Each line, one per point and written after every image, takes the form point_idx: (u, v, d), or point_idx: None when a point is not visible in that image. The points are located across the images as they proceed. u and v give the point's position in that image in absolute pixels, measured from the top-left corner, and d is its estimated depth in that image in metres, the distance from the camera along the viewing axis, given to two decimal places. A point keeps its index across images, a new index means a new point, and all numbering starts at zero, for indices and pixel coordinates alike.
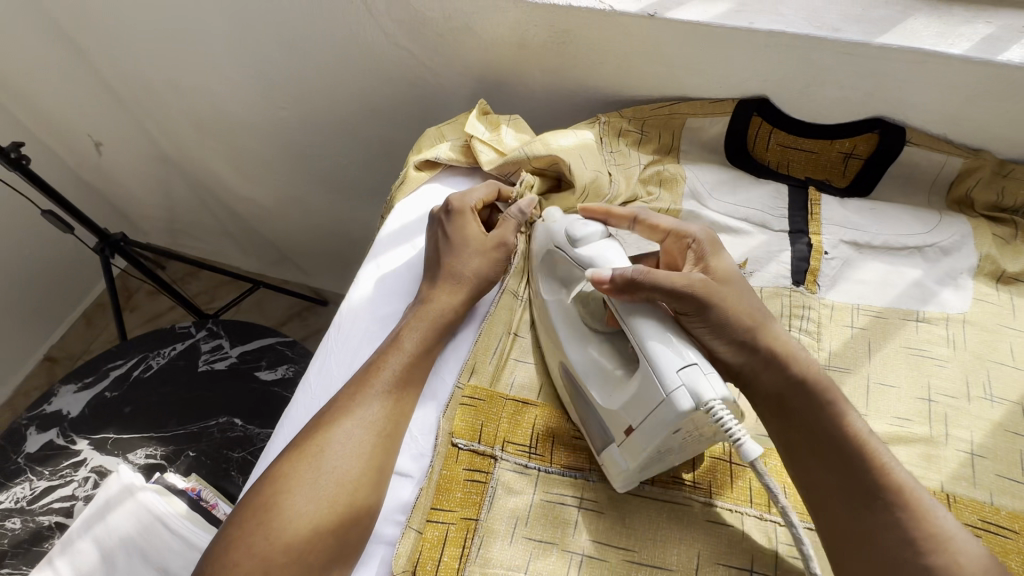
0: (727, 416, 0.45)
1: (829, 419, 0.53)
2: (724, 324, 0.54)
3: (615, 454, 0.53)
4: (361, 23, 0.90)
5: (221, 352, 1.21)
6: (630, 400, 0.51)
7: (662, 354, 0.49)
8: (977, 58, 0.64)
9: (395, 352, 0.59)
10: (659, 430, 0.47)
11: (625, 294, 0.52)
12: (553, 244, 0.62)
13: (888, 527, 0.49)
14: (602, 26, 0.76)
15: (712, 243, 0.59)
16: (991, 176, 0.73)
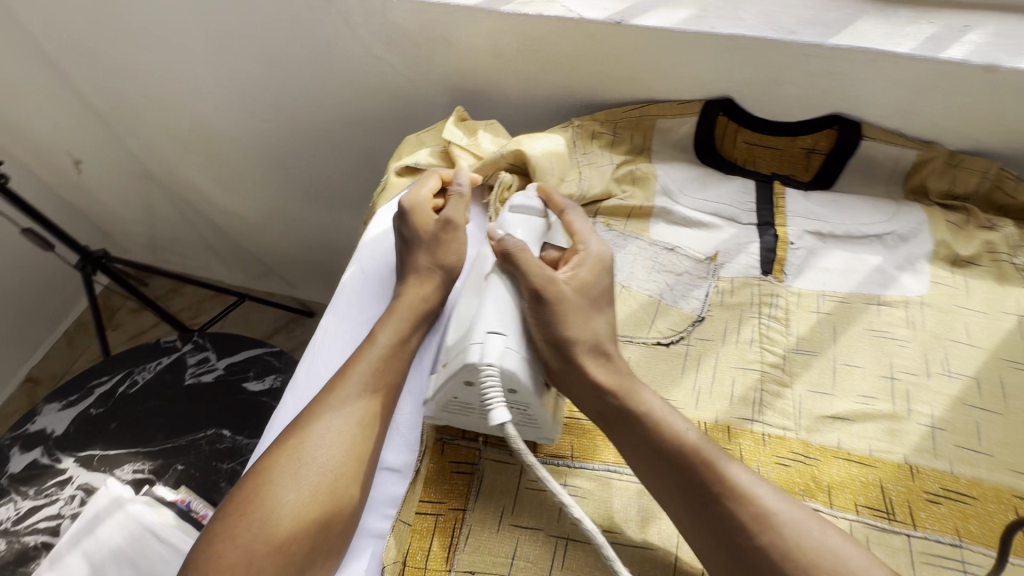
0: (493, 380, 0.52)
1: (644, 422, 0.54)
2: (552, 325, 0.57)
3: (430, 387, 0.60)
4: (339, 35, 0.92)
5: (207, 364, 1.21)
6: (452, 344, 0.58)
7: (484, 319, 0.56)
8: (922, 56, 0.69)
9: (369, 347, 0.61)
10: (455, 373, 0.55)
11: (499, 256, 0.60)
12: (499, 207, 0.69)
13: (715, 516, 0.49)
14: (572, 34, 0.79)
15: (598, 260, 0.63)
16: (942, 166, 0.77)
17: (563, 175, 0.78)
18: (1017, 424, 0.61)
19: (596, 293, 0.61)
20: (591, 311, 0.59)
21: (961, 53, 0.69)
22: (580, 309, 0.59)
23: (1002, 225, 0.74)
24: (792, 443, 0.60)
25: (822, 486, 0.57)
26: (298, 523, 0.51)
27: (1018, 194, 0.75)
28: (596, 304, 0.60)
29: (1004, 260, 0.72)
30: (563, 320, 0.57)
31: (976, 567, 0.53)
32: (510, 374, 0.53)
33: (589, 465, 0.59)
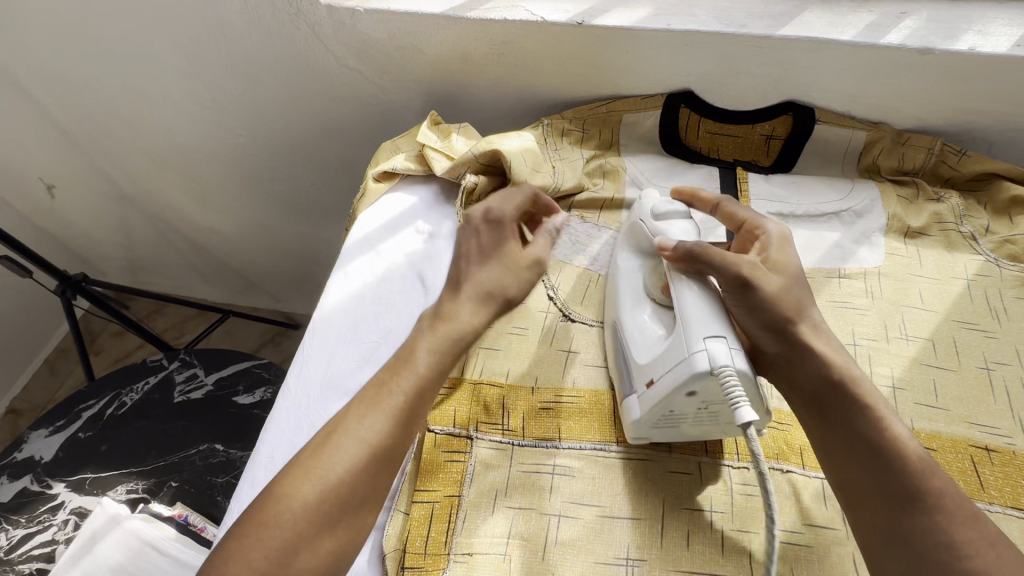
0: (734, 384, 0.50)
1: (874, 417, 0.53)
2: (767, 310, 0.56)
3: (633, 402, 0.58)
4: (311, 48, 0.94)
5: (196, 381, 1.21)
6: (658, 357, 0.57)
7: (698, 323, 0.54)
8: (863, 42, 0.73)
9: (407, 370, 0.55)
10: (672, 384, 0.53)
11: (683, 260, 0.59)
12: (638, 218, 0.70)
13: (923, 530, 0.48)
14: (537, 36, 0.82)
15: (784, 239, 0.61)
16: (890, 145, 0.82)
17: (537, 167, 0.80)
18: (970, 379, 0.65)
19: (795, 272, 0.59)
20: (800, 294, 0.57)
21: (899, 38, 0.73)
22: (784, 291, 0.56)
23: (948, 196, 0.79)
24: None
25: (795, 449, 0.60)
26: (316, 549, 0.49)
27: (961, 167, 0.80)
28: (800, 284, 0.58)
29: (951, 228, 0.77)
30: (774, 307, 0.56)
31: None
32: (746, 375, 0.51)
33: (575, 445, 0.61)
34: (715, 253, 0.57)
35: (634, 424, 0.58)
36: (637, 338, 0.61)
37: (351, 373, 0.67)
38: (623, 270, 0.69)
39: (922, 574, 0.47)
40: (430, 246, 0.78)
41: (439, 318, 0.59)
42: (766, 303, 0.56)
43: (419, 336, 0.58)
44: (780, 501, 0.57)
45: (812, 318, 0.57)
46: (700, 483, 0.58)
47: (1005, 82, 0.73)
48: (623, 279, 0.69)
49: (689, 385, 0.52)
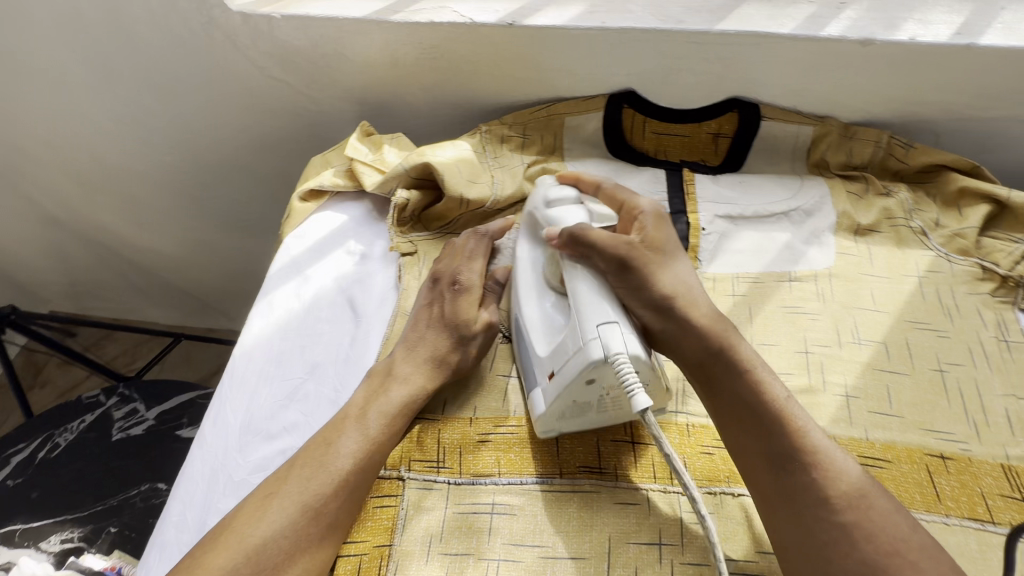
0: (627, 368, 0.50)
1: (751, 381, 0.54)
2: (648, 288, 0.56)
3: (538, 396, 0.57)
4: (230, 58, 0.88)
5: (136, 417, 1.14)
6: (556, 347, 0.56)
7: (589, 310, 0.54)
8: (803, 35, 0.70)
9: (352, 426, 0.56)
10: (573, 373, 0.52)
11: (569, 248, 0.58)
12: (532, 209, 0.66)
13: (793, 488, 0.49)
14: (467, 39, 0.77)
15: (659, 221, 0.62)
16: (838, 139, 0.80)
17: (473, 178, 0.76)
18: (923, 383, 0.63)
19: (670, 252, 0.61)
20: (675, 269, 0.59)
21: (839, 29, 0.71)
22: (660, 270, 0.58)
23: (897, 190, 0.77)
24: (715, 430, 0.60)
25: None
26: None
27: (909, 160, 0.78)
28: (676, 261, 0.60)
29: (901, 224, 0.74)
30: (651, 284, 0.56)
31: None
32: (638, 358, 0.51)
33: (515, 480, 0.57)
34: (594, 239, 0.57)
35: (542, 418, 0.57)
36: (537, 333, 0.60)
37: (272, 414, 0.62)
38: (521, 262, 0.65)
39: (810, 540, 0.48)
40: (361, 269, 0.73)
41: (392, 380, 0.60)
42: (642, 282, 0.56)
43: (368, 399, 0.59)
44: (733, 530, 0.54)
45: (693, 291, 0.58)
46: (648, 514, 0.55)
47: (947, 72, 0.71)
48: (519, 268, 0.65)
49: (589, 371, 0.52)
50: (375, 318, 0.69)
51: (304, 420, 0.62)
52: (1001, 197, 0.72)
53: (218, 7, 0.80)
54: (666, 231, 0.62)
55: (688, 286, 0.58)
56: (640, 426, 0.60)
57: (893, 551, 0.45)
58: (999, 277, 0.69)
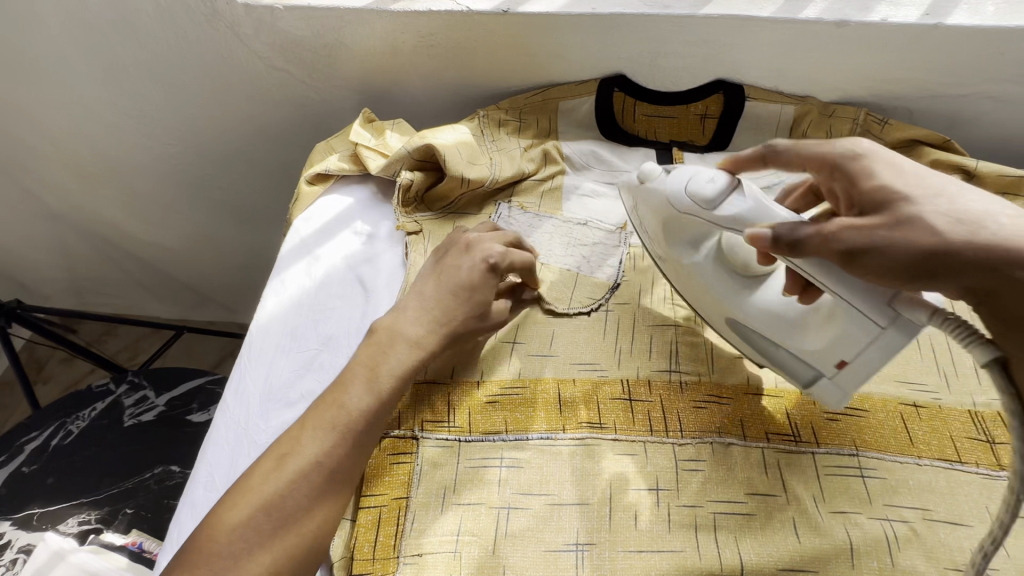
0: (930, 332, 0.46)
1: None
2: (904, 258, 0.45)
3: (828, 386, 0.56)
4: (234, 49, 0.90)
5: (146, 403, 1.17)
6: (829, 340, 0.53)
7: (868, 305, 0.48)
8: (782, 18, 0.74)
9: (364, 381, 0.57)
10: (875, 363, 0.50)
11: (785, 254, 0.50)
12: (678, 209, 0.59)
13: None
14: (464, 26, 0.81)
15: (866, 159, 0.50)
16: (818, 117, 0.84)
17: (473, 160, 0.79)
18: None
19: (909, 179, 0.47)
20: (928, 195, 0.46)
21: (816, 11, 0.75)
22: (904, 222, 0.45)
23: None
24: (705, 387, 0.64)
25: (735, 422, 0.61)
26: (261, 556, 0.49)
27: (885, 135, 0.83)
28: (928, 187, 0.47)
29: None
30: (900, 243, 0.45)
31: (872, 471, 0.59)
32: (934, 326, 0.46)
33: (522, 436, 0.61)
34: (810, 234, 0.48)
35: (836, 397, 0.55)
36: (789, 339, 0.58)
37: (290, 383, 0.66)
38: (701, 270, 0.62)
39: None
40: (368, 248, 0.77)
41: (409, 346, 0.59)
42: (886, 256, 0.46)
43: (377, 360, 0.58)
44: (724, 474, 0.58)
45: (976, 219, 0.45)
46: (646, 462, 0.59)
47: (917, 51, 0.76)
48: (707, 276, 0.62)
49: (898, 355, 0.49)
50: (384, 293, 0.73)
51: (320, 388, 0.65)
52: (971, 168, 0.77)
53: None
54: (884, 162, 0.49)
55: (967, 212, 0.45)
56: (636, 384, 0.64)
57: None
58: None
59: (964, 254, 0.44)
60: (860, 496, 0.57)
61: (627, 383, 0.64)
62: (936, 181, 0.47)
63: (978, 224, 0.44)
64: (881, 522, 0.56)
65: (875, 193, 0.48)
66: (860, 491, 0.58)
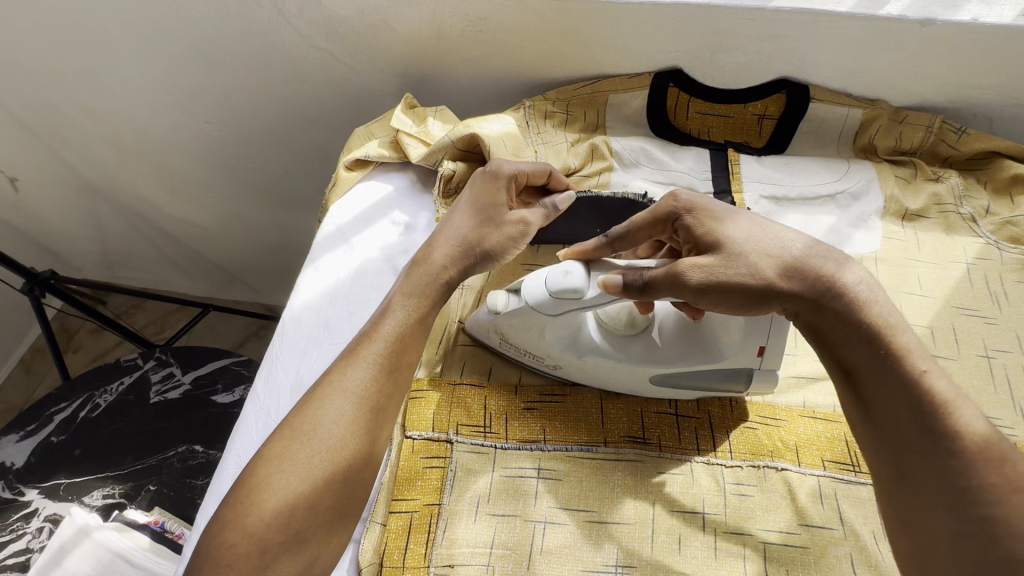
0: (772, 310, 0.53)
1: (879, 353, 0.45)
2: (731, 291, 0.48)
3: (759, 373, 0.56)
4: (275, 26, 0.88)
5: (172, 380, 1.17)
6: (744, 333, 0.54)
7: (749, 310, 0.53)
8: (860, 14, 0.69)
9: (387, 319, 0.55)
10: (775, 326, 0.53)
11: (638, 297, 0.50)
12: (544, 309, 0.55)
13: (971, 499, 0.42)
14: (515, 11, 0.77)
15: (696, 215, 0.51)
16: (888, 123, 0.79)
17: (518, 152, 0.76)
18: (969, 367, 0.64)
19: (734, 221, 0.50)
20: (771, 234, 0.49)
21: (899, 8, 0.69)
22: (734, 265, 0.48)
23: (946, 176, 0.76)
24: (757, 407, 0.60)
25: (789, 446, 0.57)
26: (313, 517, 0.48)
27: (960, 145, 0.77)
28: (747, 235, 0.49)
29: (951, 211, 0.74)
30: (727, 287, 0.48)
31: None
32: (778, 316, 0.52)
33: (561, 446, 0.58)
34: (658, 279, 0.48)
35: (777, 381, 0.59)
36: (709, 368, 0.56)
37: None
38: (585, 356, 0.58)
39: (930, 517, 0.43)
40: (405, 239, 0.74)
41: (424, 268, 0.58)
42: (721, 296, 0.48)
43: (400, 290, 0.57)
44: (776, 502, 0.55)
45: (792, 258, 0.48)
46: (692, 484, 0.55)
47: (1006, 55, 0.70)
48: (595, 355, 0.57)
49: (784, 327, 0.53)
50: None
51: None
52: None
53: None
54: (710, 215, 0.51)
55: (781, 250, 0.48)
56: (682, 399, 0.61)
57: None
58: None
59: (783, 286, 0.47)
60: None
61: (674, 397, 0.61)
62: (756, 223, 0.50)
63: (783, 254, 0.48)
64: None
65: (709, 239, 0.49)
66: None
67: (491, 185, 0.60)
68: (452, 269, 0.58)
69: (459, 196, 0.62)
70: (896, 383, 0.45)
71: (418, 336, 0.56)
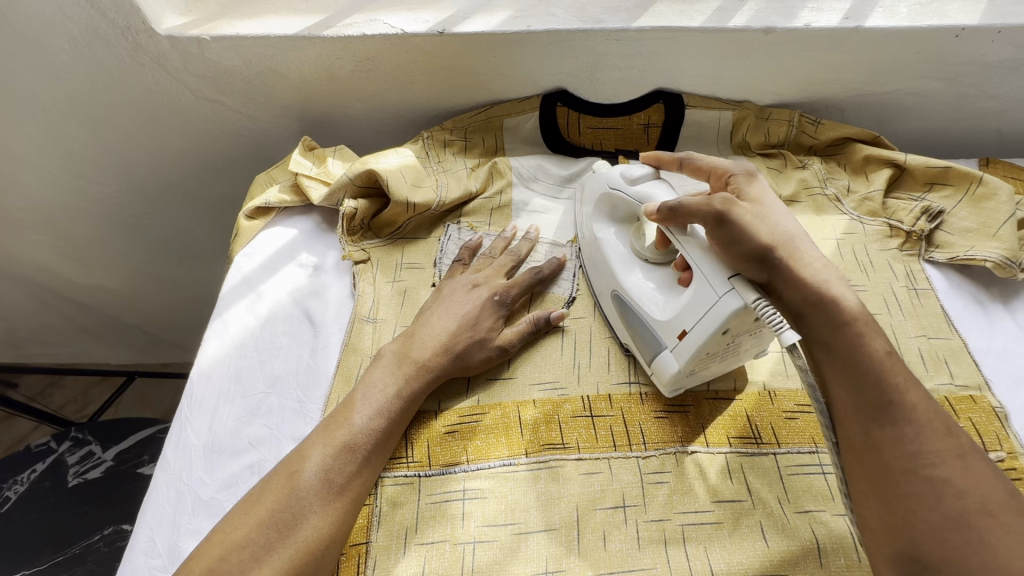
0: (770, 309, 0.50)
1: (852, 335, 0.51)
2: (743, 236, 0.53)
3: (667, 358, 0.59)
4: (159, 82, 0.86)
5: (93, 459, 1.08)
6: (689, 308, 0.57)
7: (712, 270, 0.55)
8: (712, 27, 0.76)
9: (372, 396, 0.59)
10: (710, 329, 0.54)
11: (670, 220, 0.58)
12: (607, 186, 0.68)
13: (892, 440, 0.47)
14: (400, 48, 0.79)
15: (752, 180, 0.59)
16: (755, 121, 0.86)
17: (419, 183, 0.77)
18: None
19: (771, 200, 0.58)
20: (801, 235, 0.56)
21: (744, 20, 0.76)
22: (758, 217, 0.55)
23: (811, 162, 0.84)
24: (665, 398, 0.63)
25: (698, 429, 0.61)
26: None
27: (819, 135, 0.85)
28: (776, 209, 0.57)
29: (818, 192, 0.81)
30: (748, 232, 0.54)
31: (832, 467, 0.59)
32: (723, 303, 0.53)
33: (484, 464, 0.59)
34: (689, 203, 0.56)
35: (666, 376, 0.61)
36: (648, 293, 0.63)
37: (236, 430, 0.62)
38: (599, 242, 0.69)
39: (884, 477, 0.47)
40: (315, 280, 0.74)
41: (411, 359, 0.62)
42: (740, 229, 0.54)
43: (387, 374, 0.61)
44: (690, 484, 0.58)
45: (793, 237, 0.55)
46: (611, 480, 0.58)
47: (841, 53, 0.79)
48: (599, 252, 0.69)
49: (721, 330, 0.53)
50: (334, 327, 0.70)
51: (269, 433, 0.62)
52: (900, 162, 0.79)
53: (142, 32, 0.79)
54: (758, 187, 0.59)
55: (790, 231, 0.56)
56: (596, 399, 0.63)
57: (983, 509, 0.44)
58: (904, 232, 0.76)
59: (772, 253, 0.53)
60: (823, 494, 0.57)
61: (587, 399, 0.63)
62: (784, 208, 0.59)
63: (788, 239, 0.55)
64: (845, 518, 0.56)
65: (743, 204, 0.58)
66: (823, 489, 0.58)
67: (473, 294, 0.68)
68: (439, 360, 0.62)
69: (445, 296, 0.68)
70: (855, 349, 0.50)
71: (392, 434, 0.58)
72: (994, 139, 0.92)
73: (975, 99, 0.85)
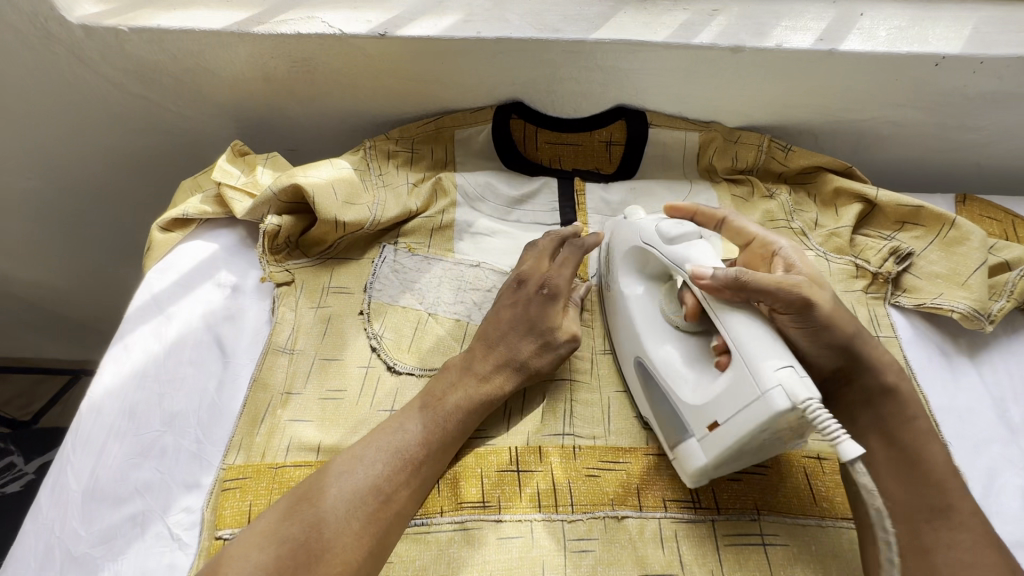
0: (828, 415, 0.42)
1: (916, 427, 0.54)
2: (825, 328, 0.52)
3: (694, 447, 0.52)
4: (77, 74, 0.78)
5: (14, 471, 1.06)
6: (723, 393, 0.48)
7: (757, 352, 0.46)
8: (676, 43, 0.70)
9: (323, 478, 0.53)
10: (747, 428, 0.46)
11: (729, 291, 0.50)
12: (642, 240, 0.60)
13: (945, 543, 0.49)
14: (339, 50, 0.73)
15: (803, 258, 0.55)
16: (723, 144, 0.81)
17: (353, 199, 0.71)
18: None
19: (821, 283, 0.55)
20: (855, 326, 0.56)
21: (712, 37, 0.71)
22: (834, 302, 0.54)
23: (778, 192, 0.78)
24: (599, 452, 0.58)
25: (631, 490, 0.56)
26: None
27: (788, 163, 0.80)
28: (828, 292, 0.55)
29: (782, 225, 0.75)
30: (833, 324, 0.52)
31: (773, 537, 0.54)
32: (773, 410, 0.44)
33: None
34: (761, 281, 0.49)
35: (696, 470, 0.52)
36: (675, 366, 0.55)
37: (122, 474, 0.55)
38: (631, 300, 0.61)
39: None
40: (231, 303, 0.68)
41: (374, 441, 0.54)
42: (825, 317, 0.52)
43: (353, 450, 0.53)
44: (616, 553, 0.52)
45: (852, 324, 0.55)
46: (531, 547, 0.52)
47: (814, 77, 0.73)
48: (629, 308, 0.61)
49: (762, 425, 0.45)
50: (246, 358, 0.64)
51: (159, 479, 0.56)
52: (871, 197, 0.74)
53: (52, 20, 0.71)
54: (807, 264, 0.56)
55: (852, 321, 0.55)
56: (525, 452, 0.58)
57: None
58: (871, 274, 0.71)
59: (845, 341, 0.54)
60: (760, 569, 0.52)
61: (515, 451, 0.57)
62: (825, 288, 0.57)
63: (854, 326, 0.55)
64: None
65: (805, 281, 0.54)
66: (761, 563, 0.53)
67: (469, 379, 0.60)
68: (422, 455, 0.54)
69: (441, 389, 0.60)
70: (918, 447, 0.53)
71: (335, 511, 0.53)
72: (973, 171, 0.87)
73: (955, 131, 0.80)
